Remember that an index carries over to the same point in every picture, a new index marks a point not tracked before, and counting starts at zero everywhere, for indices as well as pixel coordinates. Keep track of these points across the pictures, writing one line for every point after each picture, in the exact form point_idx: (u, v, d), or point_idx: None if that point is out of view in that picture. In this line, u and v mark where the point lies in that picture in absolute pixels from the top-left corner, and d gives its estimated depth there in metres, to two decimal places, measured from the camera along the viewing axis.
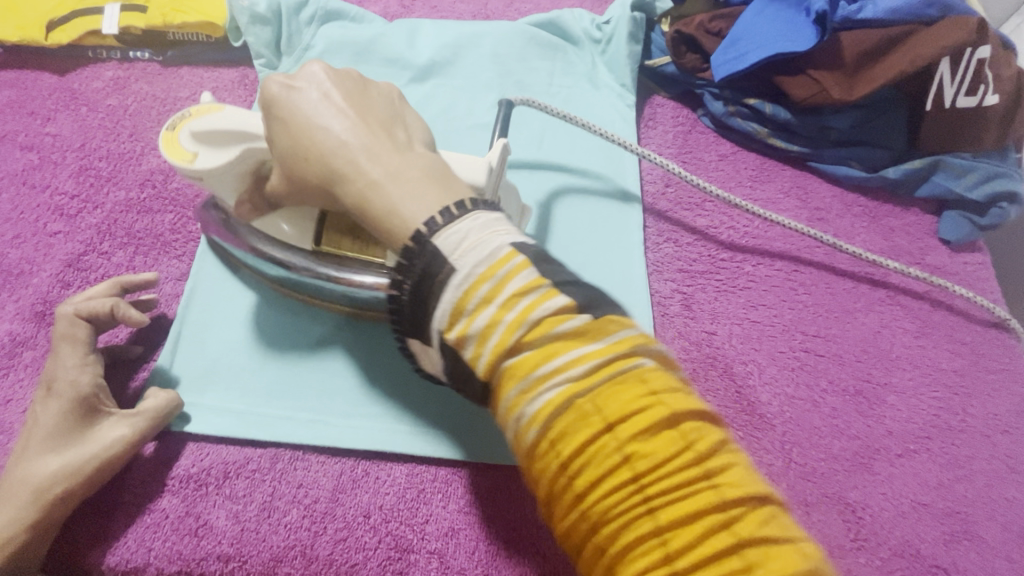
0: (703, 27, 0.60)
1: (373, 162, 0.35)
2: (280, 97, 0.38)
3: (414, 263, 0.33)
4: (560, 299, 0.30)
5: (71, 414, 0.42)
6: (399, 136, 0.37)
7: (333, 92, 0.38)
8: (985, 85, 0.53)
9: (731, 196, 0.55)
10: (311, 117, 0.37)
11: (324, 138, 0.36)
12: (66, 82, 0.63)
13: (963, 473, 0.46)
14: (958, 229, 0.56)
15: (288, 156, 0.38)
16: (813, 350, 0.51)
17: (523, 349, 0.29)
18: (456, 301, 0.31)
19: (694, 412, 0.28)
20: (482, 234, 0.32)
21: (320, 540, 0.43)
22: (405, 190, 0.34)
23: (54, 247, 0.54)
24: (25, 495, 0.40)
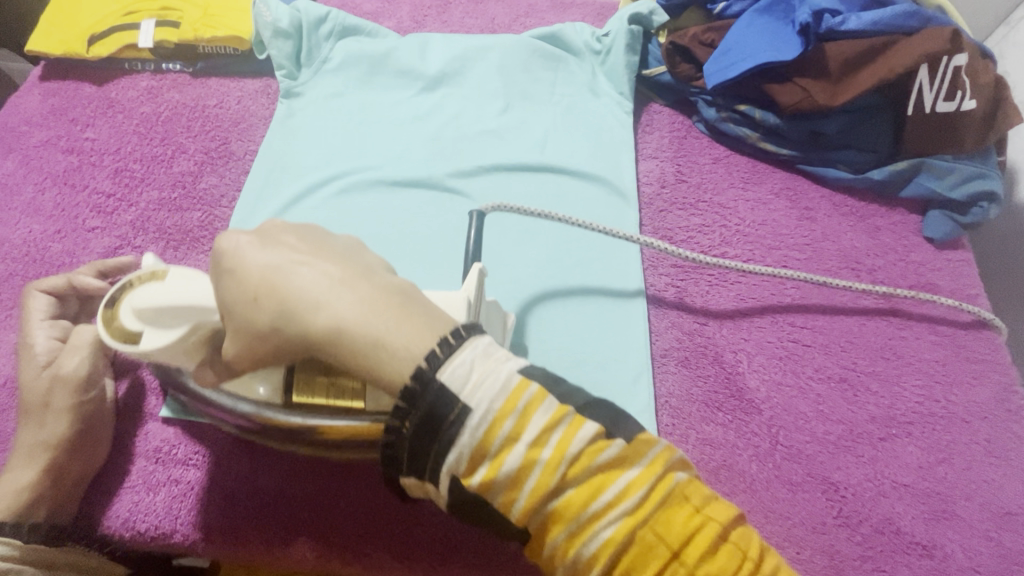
0: (697, 38, 0.64)
1: (350, 291, 0.34)
2: (234, 249, 0.36)
3: (418, 403, 0.32)
4: (588, 426, 0.33)
5: (24, 372, 0.47)
6: (364, 264, 0.36)
7: (288, 236, 0.37)
8: (963, 91, 0.56)
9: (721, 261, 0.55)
10: (275, 259, 0.35)
11: (292, 276, 0.34)
12: (105, 91, 0.68)
13: (944, 455, 0.48)
14: (940, 228, 0.59)
15: (234, 302, 0.35)
16: (801, 340, 0.54)
17: (565, 489, 0.32)
18: (477, 439, 0.31)
19: (731, 519, 0.34)
20: (487, 364, 0.32)
21: (333, 511, 0.46)
22: (384, 318, 0.33)
23: (92, 242, 0.59)
24: (20, 453, 0.44)
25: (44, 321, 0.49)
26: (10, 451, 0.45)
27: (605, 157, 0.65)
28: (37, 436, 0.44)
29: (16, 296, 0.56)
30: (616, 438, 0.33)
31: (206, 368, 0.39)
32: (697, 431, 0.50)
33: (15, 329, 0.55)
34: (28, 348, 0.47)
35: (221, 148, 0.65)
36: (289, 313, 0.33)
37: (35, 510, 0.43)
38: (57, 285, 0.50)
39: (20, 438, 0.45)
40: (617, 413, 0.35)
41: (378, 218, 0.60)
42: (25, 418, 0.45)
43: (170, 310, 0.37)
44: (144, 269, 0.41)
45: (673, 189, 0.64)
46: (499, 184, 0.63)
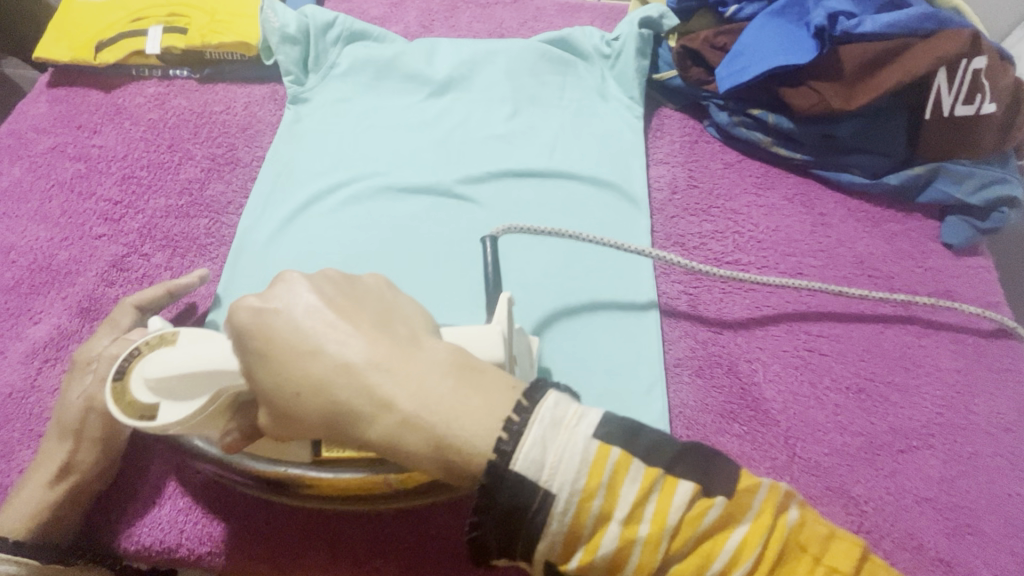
0: (708, 42, 0.63)
1: (405, 381, 0.31)
2: (262, 330, 0.32)
3: (498, 499, 0.30)
4: (682, 488, 0.30)
5: (74, 386, 0.47)
6: (405, 335, 0.33)
7: (315, 305, 0.33)
8: (982, 95, 0.54)
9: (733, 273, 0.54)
10: (312, 348, 0.32)
11: (335, 367, 0.31)
12: (112, 98, 0.68)
13: (966, 468, 0.47)
14: (958, 234, 0.57)
15: (275, 396, 0.32)
16: (817, 349, 0.53)
17: (670, 562, 0.30)
18: (568, 525, 0.29)
19: (856, 561, 0.32)
20: (560, 439, 0.30)
21: (340, 525, 0.45)
22: (443, 408, 0.30)
23: (98, 249, 0.58)
24: (38, 470, 0.44)
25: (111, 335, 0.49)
26: (38, 458, 0.45)
27: (615, 163, 0.64)
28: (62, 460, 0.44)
29: (23, 304, 0.56)
30: (716, 496, 0.30)
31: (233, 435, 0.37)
32: (712, 443, 0.49)
33: (20, 338, 0.54)
34: (84, 362, 0.48)
35: (228, 154, 0.65)
36: (343, 414, 0.31)
37: (45, 531, 0.43)
38: (145, 298, 0.52)
39: (49, 452, 0.44)
40: (709, 452, 0.32)
41: (387, 225, 0.60)
42: (60, 435, 0.45)
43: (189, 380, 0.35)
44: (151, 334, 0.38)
45: (685, 195, 0.63)
46: (508, 191, 0.62)
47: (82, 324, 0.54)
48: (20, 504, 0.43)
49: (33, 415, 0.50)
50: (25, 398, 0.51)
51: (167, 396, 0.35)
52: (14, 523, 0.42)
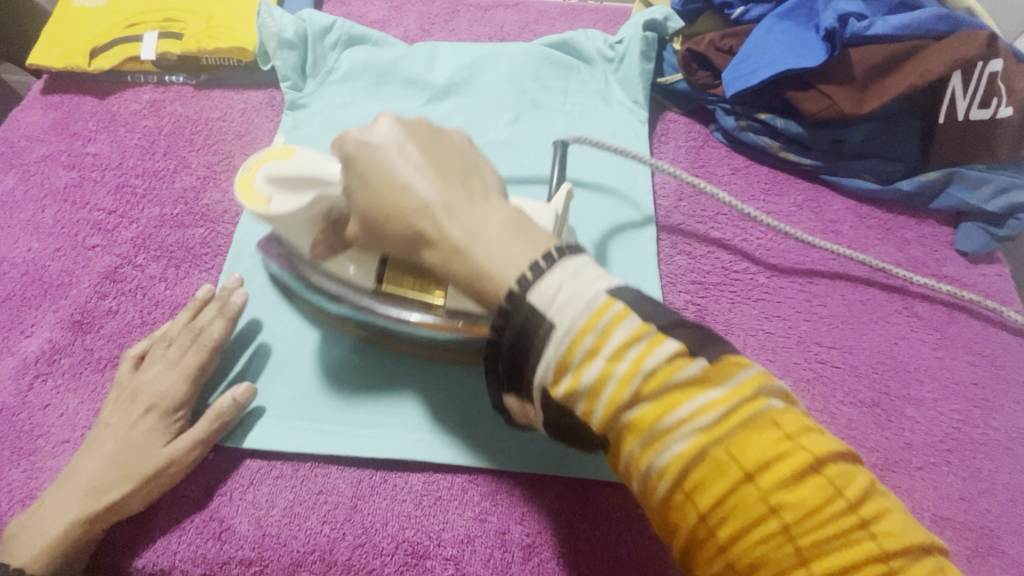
0: (714, 45, 0.62)
1: (468, 217, 0.32)
2: (358, 153, 0.36)
3: (510, 322, 0.30)
4: (671, 344, 0.28)
5: (145, 428, 0.44)
6: (477, 188, 0.34)
7: (407, 145, 0.35)
8: (999, 97, 0.53)
9: (747, 208, 0.55)
10: (389, 175, 0.34)
11: (409, 195, 0.33)
12: (107, 105, 0.67)
13: (985, 486, 0.46)
14: (973, 241, 0.56)
15: (364, 214, 0.36)
16: (829, 362, 0.51)
17: (639, 402, 0.28)
18: (560, 354, 0.29)
19: (832, 456, 0.26)
20: (576, 285, 0.29)
21: (339, 546, 0.43)
22: (494, 248, 0.31)
23: (92, 260, 0.57)
24: (68, 501, 0.42)
25: (189, 381, 0.46)
26: (74, 485, 0.42)
27: (619, 168, 0.62)
28: (116, 505, 0.42)
29: (14, 317, 0.54)
30: (699, 357, 0.28)
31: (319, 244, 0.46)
32: None
33: (11, 352, 0.53)
34: (157, 405, 0.45)
35: (224, 162, 0.63)
36: (401, 232, 0.34)
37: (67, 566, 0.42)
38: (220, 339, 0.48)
39: (101, 491, 0.42)
40: (713, 335, 0.30)
41: None
42: (123, 479, 0.42)
43: (297, 180, 0.43)
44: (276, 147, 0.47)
45: (691, 202, 0.61)
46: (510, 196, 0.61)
47: (75, 338, 0.53)
48: (52, 541, 0.41)
49: (23, 432, 0.49)
50: (15, 414, 0.49)
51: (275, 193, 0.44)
52: (46, 560, 0.40)
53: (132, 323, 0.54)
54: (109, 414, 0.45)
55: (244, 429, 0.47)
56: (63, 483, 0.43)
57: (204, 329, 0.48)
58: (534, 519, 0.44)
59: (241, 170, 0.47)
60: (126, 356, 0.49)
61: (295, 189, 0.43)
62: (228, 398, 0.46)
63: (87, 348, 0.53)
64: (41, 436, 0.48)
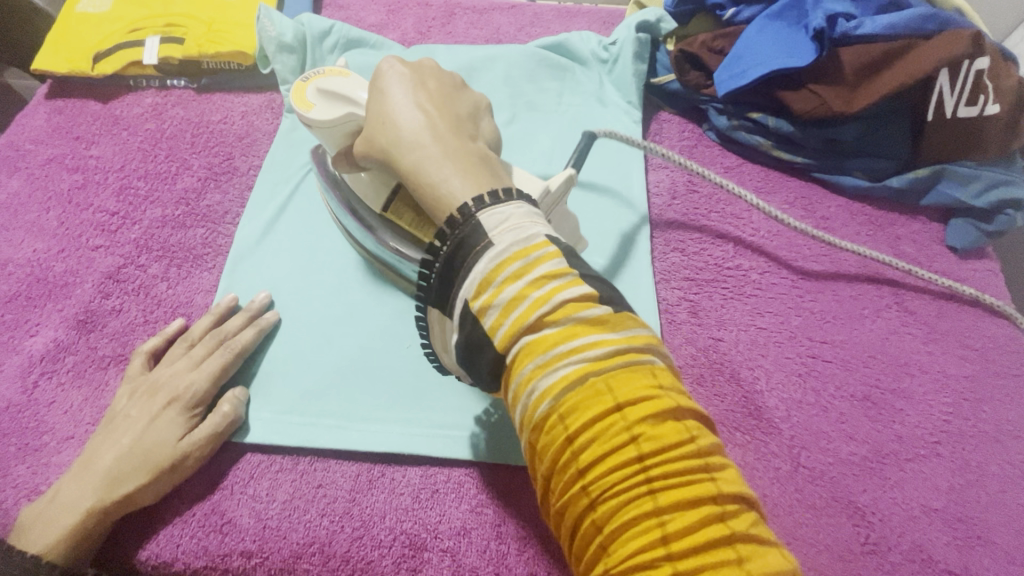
0: (706, 45, 0.63)
1: (444, 143, 0.38)
2: (389, 74, 0.42)
3: (455, 231, 0.35)
4: (584, 287, 0.32)
5: (162, 421, 0.45)
6: (467, 130, 0.40)
7: (428, 83, 0.41)
8: (985, 96, 0.53)
9: (751, 198, 0.56)
10: (400, 95, 0.41)
11: (410, 115, 0.39)
12: (110, 109, 0.68)
13: (975, 478, 0.46)
14: (964, 237, 0.57)
15: (372, 120, 0.42)
16: (821, 356, 0.52)
17: (542, 326, 0.31)
18: (488, 269, 0.33)
19: (690, 408, 0.29)
20: (521, 221, 0.34)
21: (338, 538, 0.44)
22: (457, 170, 0.37)
23: (95, 261, 0.58)
24: (81, 486, 0.43)
25: (209, 377, 0.48)
26: (90, 475, 0.43)
27: (615, 168, 0.63)
28: (127, 493, 0.43)
29: (19, 317, 0.55)
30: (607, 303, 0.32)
31: (342, 158, 0.47)
32: None
33: (17, 351, 0.54)
34: (177, 398, 0.46)
35: (225, 163, 0.64)
36: (392, 139, 0.40)
37: (75, 556, 0.42)
38: (245, 345, 0.50)
39: (119, 480, 0.43)
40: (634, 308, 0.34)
41: None
42: (141, 469, 0.43)
43: (344, 97, 0.46)
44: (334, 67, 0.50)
45: (684, 199, 0.62)
46: None
47: (79, 336, 0.54)
48: (69, 527, 0.41)
49: (28, 429, 0.50)
50: (21, 412, 0.50)
51: (320, 103, 0.47)
52: (60, 547, 0.41)
53: (136, 322, 0.55)
54: (125, 408, 0.47)
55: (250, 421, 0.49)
56: (79, 469, 0.44)
57: (229, 333, 0.51)
58: (530, 511, 0.45)
59: (298, 79, 0.50)
60: (141, 353, 0.50)
61: (339, 104, 0.46)
62: (235, 399, 0.48)
63: (91, 346, 0.54)
64: (46, 432, 0.49)
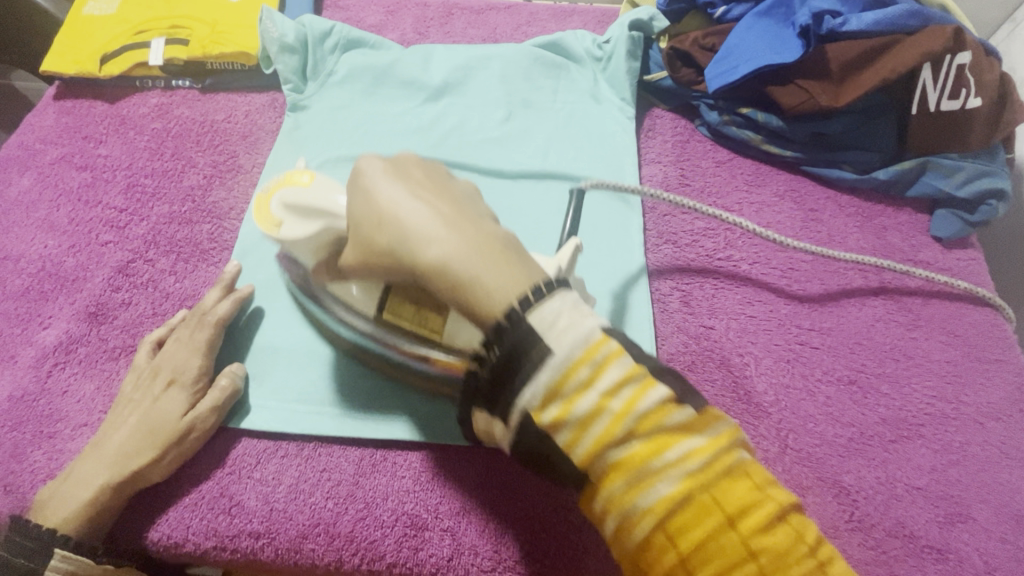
0: (697, 43, 0.64)
1: (461, 230, 0.35)
2: (368, 171, 0.39)
3: (506, 338, 0.32)
4: (660, 388, 0.31)
5: (166, 400, 0.47)
6: (474, 210, 0.37)
7: (414, 172, 0.39)
8: (967, 89, 0.55)
9: (754, 226, 0.54)
10: (390, 188, 0.37)
11: (410, 207, 0.36)
12: (117, 109, 0.70)
13: (956, 458, 0.48)
14: (948, 227, 0.58)
15: (364, 221, 0.37)
16: (809, 343, 0.53)
17: (630, 442, 0.31)
18: (553, 380, 0.31)
19: (791, 505, 0.31)
20: (574, 315, 0.32)
21: (342, 519, 0.46)
22: (484, 259, 0.33)
23: (105, 256, 0.60)
24: (93, 467, 0.45)
25: (202, 355, 0.50)
26: (100, 456, 0.45)
27: (608, 164, 0.65)
28: (139, 469, 0.45)
29: (32, 310, 0.57)
30: (688, 405, 0.32)
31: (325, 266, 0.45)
32: None
33: (30, 343, 0.55)
34: (175, 378, 0.48)
35: (229, 161, 0.66)
36: (399, 238, 0.35)
37: (95, 530, 0.44)
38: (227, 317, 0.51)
39: (126, 456, 0.45)
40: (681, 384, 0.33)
41: None
42: (149, 445, 0.45)
43: (317, 210, 0.43)
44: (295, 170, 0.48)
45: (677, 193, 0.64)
46: (501, 193, 0.63)
47: (90, 328, 0.55)
48: (84, 504, 0.43)
49: (43, 417, 0.51)
50: (35, 400, 0.52)
51: (290, 216, 0.44)
52: (79, 523, 0.43)
53: (145, 314, 0.57)
54: (131, 393, 0.48)
55: (250, 399, 0.51)
56: (89, 452, 0.46)
57: (208, 308, 0.52)
58: (527, 494, 0.47)
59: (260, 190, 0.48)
60: (145, 342, 0.52)
61: (314, 217, 0.43)
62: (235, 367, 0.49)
63: (102, 337, 0.55)
64: (60, 420, 0.51)
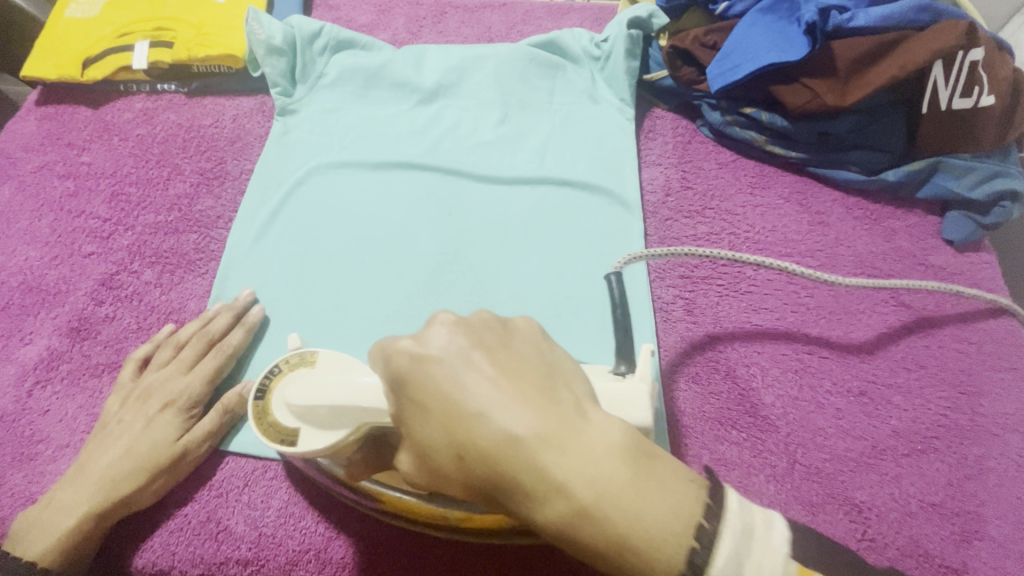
0: (699, 40, 0.61)
1: (585, 465, 0.26)
2: (426, 380, 0.28)
3: None
4: None
5: (156, 426, 0.46)
6: (577, 409, 0.28)
7: (482, 364, 0.28)
8: (980, 87, 0.53)
9: (778, 263, 0.50)
10: (462, 406, 0.27)
11: (507, 442, 0.26)
12: (100, 115, 0.68)
13: (973, 472, 0.46)
14: (962, 229, 0.56)
15: (439, 452, 0.28)
16: (817, 352, 0.51)
17: None
18: None
19: None
20: (756, 549, 0.26)
21: (333, 544, 0.44)
22: (626, 502, 0.25)
23: (88, 268, 0.58)
24: (74, 495, 0.43)
25: (203, 380, 0.48)
26: (82, 482, 0.43)
27: (608, 167, 0.63)
28: (125, 498, 0.43)
29: (13, 325, 0.55)
30: None
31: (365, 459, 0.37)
32: (711, 451, 0.48)
33: (10, 360, 0.53)
34: (169, 404, 0.47)
35: (217, 168, 0.64)
36: (503, 485, 0.27)
37: (74, 559, 0.42)
38: (239, 346, 0.50)
39: (109, 484, 0.43)
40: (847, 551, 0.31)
41: (382, 240, 0.59)
42: (134, 473, 0.44)
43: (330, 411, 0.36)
44: (292, 355, 0.44)
45: (679, 196, 0.62)
46: (496, 201, 0.61)
47: (73, 344, 0.54)
48: (62, 535, 0.41)
49: (23, 438, 0.49)
50: (15, 421, 0.50)
51: (306, 421, 0.37)
52: (58, 554, 0.41)
53: (129, 329, 0.55)
54: (118, 414, 0.47)
55: (244, 423, 0.49)
56: (72, 476, 0.44)
57: (218, 334, 0.51)
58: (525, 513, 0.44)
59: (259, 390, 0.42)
60: (132, 359, 0.50)
61: (332, 420, 0.36)
62: (234, 392, 0.48)
63: (85, 354, 0.53)
64: (40, 441, 0.49)
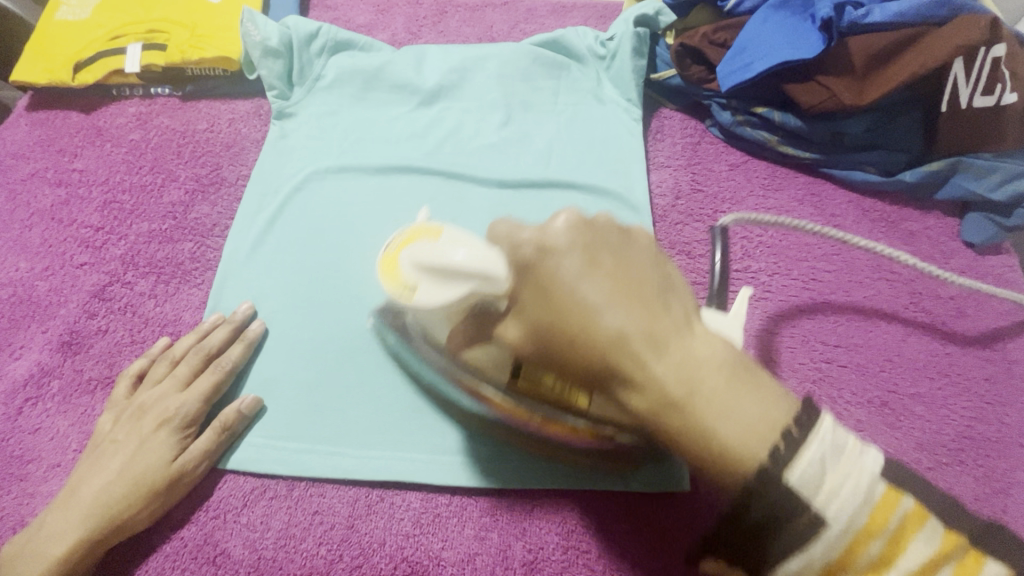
0: (707, 38, 0.60)
1: (682, 366, 0.27)
2: (545, 269, 0.29)
3: (758, 504, 0.27)
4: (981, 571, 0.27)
5: (149, 446, 0.44)
6: (683, 319, 0.28)
7: (599, 262, 0.28)
8: (1004, 83, 0.50)
9: (845, 236, 0.49)
10: (573, 298, 0.28)
11: (612, 333, 0.27)
12: (92, 120, 0.66)
13: (1000, 486, 0.44)
14: (982, 231, 0.54)
15: (544, 333, 0.29)
16: (835, 361, 0.50)
17: None
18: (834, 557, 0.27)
19: None
20: (841, 464, 0.27)
21: (336, 567, 0.43)
22: (715, 402, 0.26)
23: (80, 279, 0.56)
24: (63, 520, 0.41)
25: (199, 398, 0.46)
26: (71, 507, 0.41)
27: (615, 169, 0.61)
28: (116, 521, 0.41)
29: (3, 340, 0.54)
30: None
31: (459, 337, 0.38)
32: None
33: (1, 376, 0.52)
34: (162, 422, 0.45)
35: (213, 174, 0.62)
36: (597, 369, 0.28)
37: None
38: (236, 362, 0.49)
39: (99, 508, 0.41)
40: None
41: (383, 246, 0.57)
42: (126, 496, 0.42)
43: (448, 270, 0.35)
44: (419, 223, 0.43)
45: (689, 199, 0.60)
46: (499, 205, 0.59)
47: (64, 359, 0.52)
48: (51, 563, 0.40)
49: (14, 458, 0.48)
50: (5, 440, 0.49)
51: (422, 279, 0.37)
52: None
53: (123, 342, 0.53)
54: (110, 434, 0.45)
55: (241, 442, 0.47)
56: (61, 500, 0.42)
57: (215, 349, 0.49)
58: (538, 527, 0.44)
59: (386, 247, 0.44)
60: (126, 376, 0.49)
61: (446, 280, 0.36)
62: (232, 408, 0.46)
63: (76, 369, 0.52)
64: (31, 461, 0.48)
